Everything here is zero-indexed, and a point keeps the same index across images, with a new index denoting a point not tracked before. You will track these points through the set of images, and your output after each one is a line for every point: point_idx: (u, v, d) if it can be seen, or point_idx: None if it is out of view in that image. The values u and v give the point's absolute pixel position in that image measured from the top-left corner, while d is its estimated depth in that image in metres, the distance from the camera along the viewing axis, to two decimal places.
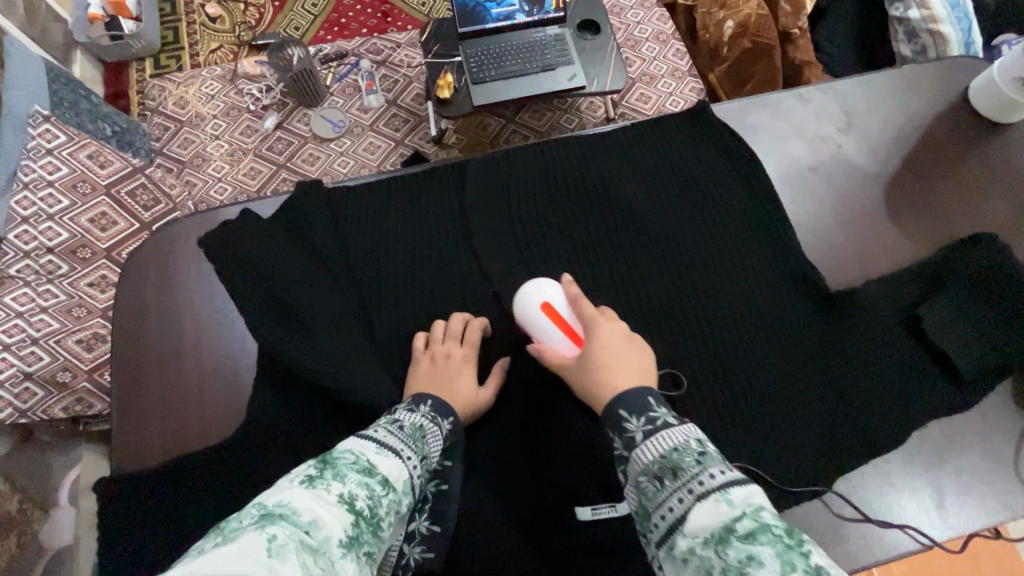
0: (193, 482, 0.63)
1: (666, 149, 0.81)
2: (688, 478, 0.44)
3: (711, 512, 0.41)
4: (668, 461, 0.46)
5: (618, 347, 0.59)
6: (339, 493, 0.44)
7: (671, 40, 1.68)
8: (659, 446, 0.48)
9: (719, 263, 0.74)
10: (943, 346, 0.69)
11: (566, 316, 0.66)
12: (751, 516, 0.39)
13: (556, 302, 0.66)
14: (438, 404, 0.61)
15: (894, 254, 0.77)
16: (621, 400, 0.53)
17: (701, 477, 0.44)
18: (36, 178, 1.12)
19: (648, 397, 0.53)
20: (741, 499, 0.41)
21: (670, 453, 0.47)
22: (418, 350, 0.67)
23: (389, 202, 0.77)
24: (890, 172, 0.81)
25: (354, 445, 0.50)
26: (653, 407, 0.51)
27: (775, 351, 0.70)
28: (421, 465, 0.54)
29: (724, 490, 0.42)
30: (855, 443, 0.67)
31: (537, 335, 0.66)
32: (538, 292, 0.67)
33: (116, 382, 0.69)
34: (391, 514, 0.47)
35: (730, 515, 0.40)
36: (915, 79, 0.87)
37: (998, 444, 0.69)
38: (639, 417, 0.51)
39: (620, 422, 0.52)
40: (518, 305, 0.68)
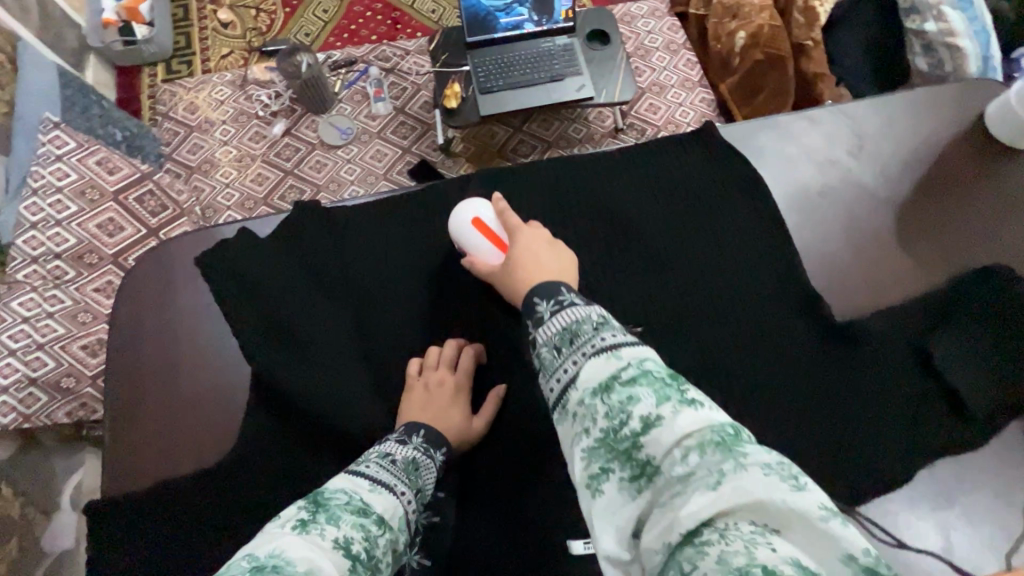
0: (184, 506, 0.62)
1: (670, 171, 0.80)
2: (585, 343, 0.47)
3: (602, 368, 0.44)
4: (569, 332, 0.49)
5: (537, 247, 0.64)
6: (333, 538, 0.43)
7: (682, 50, 1.66)
8: (564, 320, 0.50)
9: (723, 290, 0.72)
10: (954, 382, 0.67)
11: (495, 228, 0.68)
12: (635, 365, 0.43)
13: (486, 217, 0.68)
14: (431, 435, 0.60)
15: (903, 285, 0.74)
16: (536, 291, 0.55)
17: (596, 341, 0.47)
18: (45, 183, 1.14)
19: (560, 286, 0.55)
20: (628, 355, 0.44)
21: (571, 327, 0.49)
22: (412, 375, 0.67)
23: (388, 221, 0.76)
24: (901, 198, 0.79)
25: (346, 484, 0.50)
26: (562, 292, 0.54)
27: (779, 381, 0.68)
28: (416, 499, 0.54)
29: (615, 349, 0.45)
30: (859, 479, 0.65)
31: (468, 248, 0.68)
32: (468, 208, 0.68)
33: (111, 399, 0.69)
34: (388, 554, 0.47)
35: (618, 366, 0.43)
36: (929, 101, 0.84)
37: (1009, 482, 0.67)
38: (548, 300, 0.54)
39: (533, 307, 0.54)
40: (451, 224, 0.69)
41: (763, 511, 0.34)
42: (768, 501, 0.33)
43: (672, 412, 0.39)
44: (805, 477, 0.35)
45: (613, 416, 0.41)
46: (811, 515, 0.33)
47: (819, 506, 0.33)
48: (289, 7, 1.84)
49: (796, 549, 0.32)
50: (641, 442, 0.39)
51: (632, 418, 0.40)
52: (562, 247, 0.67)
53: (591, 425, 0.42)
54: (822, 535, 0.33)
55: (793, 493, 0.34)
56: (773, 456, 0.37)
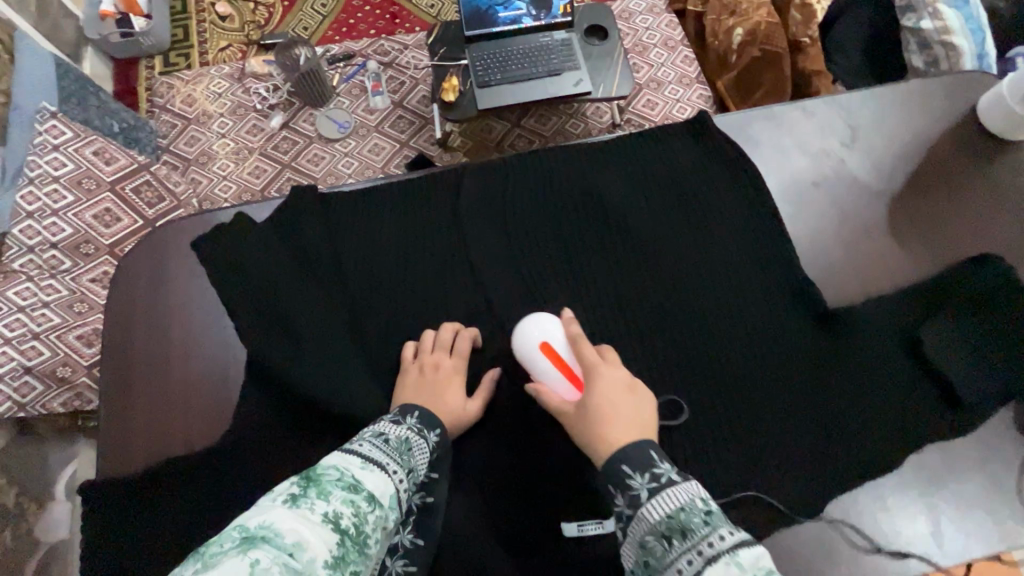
0: (179, 486, 0.63)
1: (665, 161, 0.80)
2: (698, 540, 0.44)
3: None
4: (675, 519, 0.46)
5: (618, 399, 0.56)
6: (323, 512, 0.43)
7: (679, 46, 1.67)
8: (666, 505, 0.47)
9: (715, 277, 0.73)
10: (943, 370, 0.68)
11: (566, 356, 0.64)
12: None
13: (556, 343, 0.64)
14: (425, 416, 0.61)
15: (894, 274, 0.75)
16: (622, 456, 0.52)
17: (711, 539, 0.44)
18: (41, 173, 1.13)
19: (651, 452, 0.52)
20: (748, 558, 0.41)
21: (676, 511, 0.47)
22: (408, 359, 0.67)
23: (383, 209, 0.76)
24: (893, 189, 0.80)
25: (339, 461, 0.50)
26: (656, 462, 0.51)
27: (771, 369, 0.69)
28: (408, 479, 0.54)
29: (731, 551, 0.42)
30: (849, 465, 0.66)
31: (536, 373, 0.64)
32: (538, 329, 0.65)
33: (107, 383, 0.70)
34: (377, 530, 0.47)
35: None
36: (921, 94, 0.85)
37: (996, 469, 0.68)
38: (642, 474, 0.50)
39: (624, 478, 0.50)
40: (518, 342, 0.66)
41: None
42: None
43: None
44: None
45: None
46: None
47: None
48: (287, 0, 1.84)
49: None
50: None
51: None
52: (645, 390, 0.59)
53: None
54: None
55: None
56: None
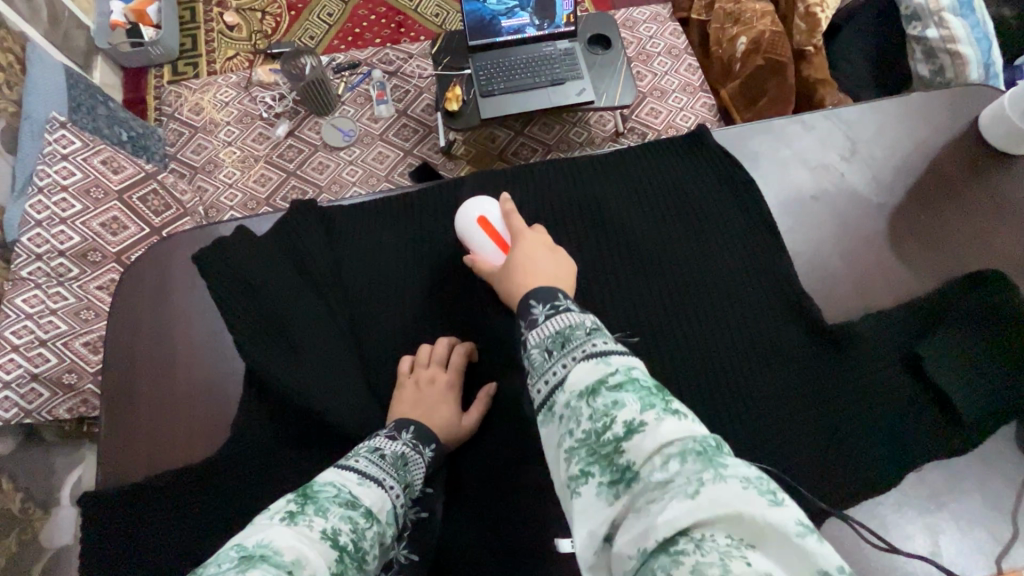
0: (176, 499, 0.63)
1: (664, 174, 0.80)
2: (575, 347, 0.47)
3: (591, 371, 0.44)
4: (561, 334, 0.49)
5: (539, 253, 0.62)
6: (321, 529, 0.44)
7: (683, 55, 1.68)
8: (557, 324, 0.50)
9: (713, 291, 0.73)
10: (945, 388, 0.67)
11: (500, 229, 0.69)
12: (623, 371, 0.43)
13: (492, 217, 0.70)
14: (420, 431, 0.61)
15: (895, 288, 0.75)
16: (532, 295, 0.54)
17: (587, 347, 0.46)
18: (50, 182, 1.15)
19: (557, 292, 0.54)
20: (617, 361, 0.44)
21: (564, 328, 0.49)
22: (402, 373, 0.67)
23: (383, 221, 0.77)
24: (893, 203, 0.79)
25: (336, 476, 0.51)
26: (559, 297, 0.53)
27: (771, 385, 0.69)
28: (404, 493, 0.55)
29: (603, 355, 0.45)
30: (849, 482, 0.65)
31: (472, 245, 0.70)
32: (476, 207, 0.70)
33: (108, 393, 0.70)
34: (375, 545, 0.48)
35: (606, 371, 0.43)
36: (922, 107, 0.85)
37: (998, 487, 0.67)
38: (545, 304, 0.53)
39: (527, 311, 0.54)
40: (458, 220, 0.71)
41: (739, 525, 0.33)
42: (747, 516, 0.33)
43: (656, 418, 0.39)
44: (783, 493, 0.35)
45: (597, 419, 0.40)
46: (787, 531, 0.32)
47: (796, 522, 0.33)
48: (294, 10, 1.86)
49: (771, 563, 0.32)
50: (622, 447, 0.39)
51: (615, 423, 0.40)
52: (565, 253, 0.65)
53: (575, 427, 0.42)
54: (796, 552, 0.32)
55: (770, 508, 0.33)
56: (753, 471, 0.37)
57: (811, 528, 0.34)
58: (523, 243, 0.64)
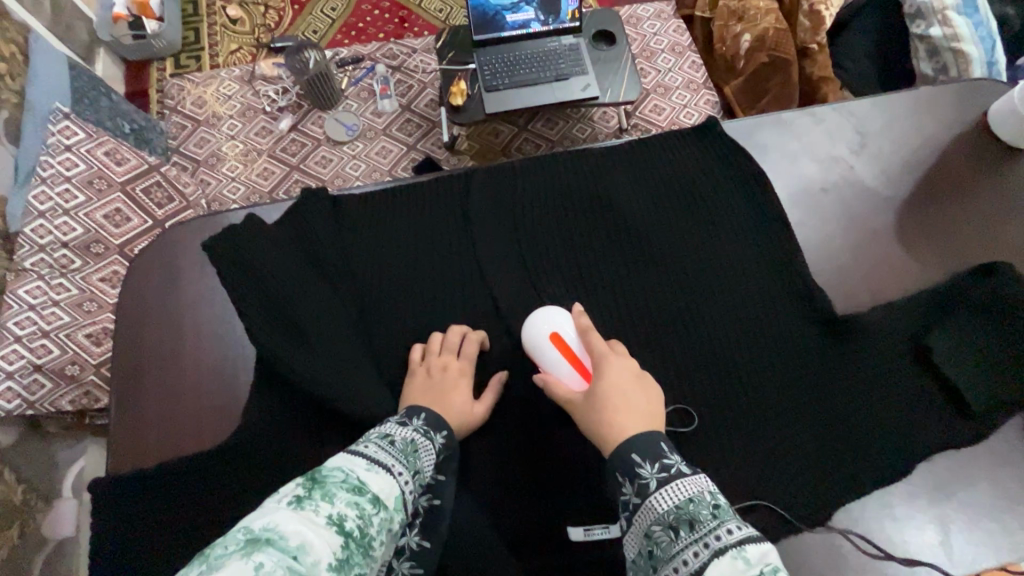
0: (185, 485, 0.63)
1: (673, 165, 0.80)
2: (705, 533, 0.46)
3: (730, 571, 0.43)
4: (684, 510, 0.48)
5: (630, 394, 0.58)
6: (327, 514, 0.43)
7: (687, 52, 1.68)
8: (675, 495, 0.49)
9: (723, 282, 0.73)
10: (952, 380, 0.67)
11: (576, 348, 0.65)
12: (768, 573, 0.42)
13: (566, 333, 0.66)
14: (431, 417, 0.61)
15: (903, 280, 0.75)
16: (636, 445, 0.53)
17: (719, 533, 0.46)
18: (54, 173, 1.15)
19: (661, 443, 0.54)
20: (756, 557, 0.43)
21: (684, 503, 0.49)
22: (415, 361, 0.67)
23: (392, 212, 0.77)
24: (902, 197, 0.80)
25: (344, 462, 0.50)
26: (665, 453, 0.52)
27: (779, 376, 0.69)
28: (413, 481, 0.54)
29: (741, 547, 0.44)
30: (857, 473, 0.65)
31: (543, 363, 0.66)
32: (548, 321, 0.67)
33: (117, 381, 0.70)
34: (381, 532, 0.47)
35: (750, 573, 0.42)
36: (930, 102, 0.85)
37: (1006, 478, 0.67)
38: (652, 464, 0.52)
39: (632, 467, 0.52)
40: (527, 332, 0.68)
41: None
42: None
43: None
44: None
45: None
46: None
47: None
48: (297, 4, 1.85)
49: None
50: None
51: None
52: (653, 381, 0.62)
53: None
54: None
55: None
56: None
57: None
58: (612, 370, 0.60)
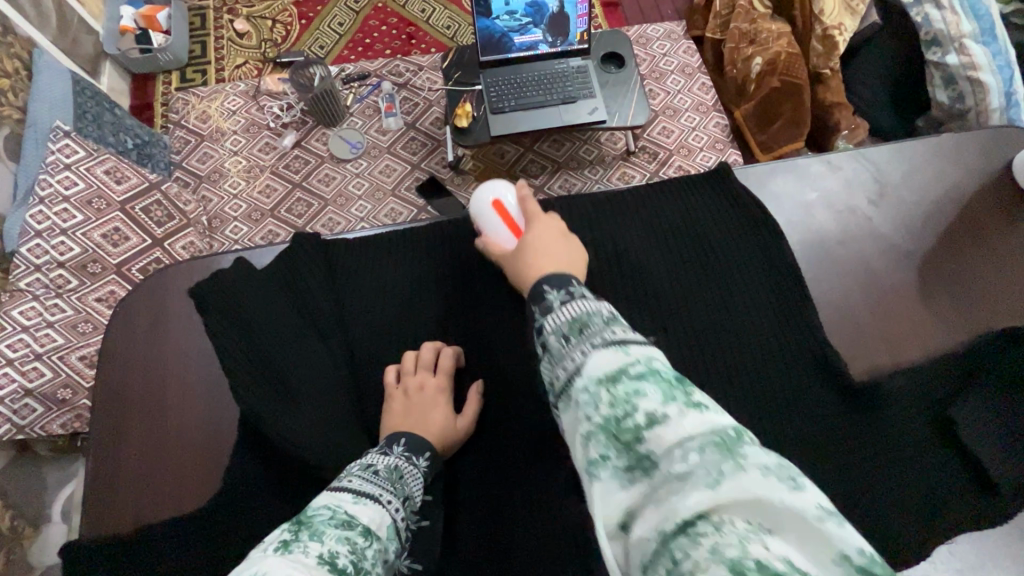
0: (162, 550, 0.59)
1: (682, 214, 0.77)
2: (593, 334, 0.41)
3: (609, 358, 0.39)
4: (577, 320, 0.44)
5: (549, 237, 0.62)
6: (318, 554, 0.42)
7: (697, 73, 1.65)
8: (570, 311, 0.45)
9: (733, 339, 0.68)
10: (978, 455, 0.62)
11: (513, 213, 0.69)
12: (644, 361, 0.38)
13: (505, 201, 0.70)
14: (412, 442, 0.59)
15: (925, 340, 0.70)
16: (548, 280, 0.51)
17: (604, 333, 0.41)
18: (52, 192, 1.12)
19: (572, 279, 0.51)
20: (638, 349, 0.39)
21: (579, 315, 0.44)
22: (390, 384, 0.65)
23: (389, 255, 0.74)
24: (923, 252, 0.76)
25: (328, 499, 0.48)
26: (574, 283, 0.50)
27: (796, 448, 0.64)
28: (403, 507, 0.53)
29: (623, 342, 0.40)
30: (876, 547, 0.60)
31: (484, 228, 0.70)
32: (490, 190, 0.71)
33: (98, 436, 0.67)
34: (377, 564, 0.46)
35: (626, 360, 0.38)
36: (954, 148, 0.81)
37: None
38: (558, 289, 0.49)
39: (542, 295, 0.49)
40: (474, 203, 0.72)
41: (762, 512, 0.29)
42: (769, 502, 0.29)
43: (679, 412, 0.34)
44: (805, 479, 0.31)
45: (616, 408, 0.35)
46: (810, 520, 0.29)
47: (815, 508, 0.29)
48: (304, 19, 1.84)
49: (796, 551, 0.28)
50: (643, 440, 0.34)
51: (637, 412, 0.34)
52: (578, 243, 0.65)
53: (590, 413, 0.36)
54: (817, 537, 0.28)
55: (793, 496, 0.30)
56: (775, 458, 0.32)
57: (835, 514, 0.30)
58: None
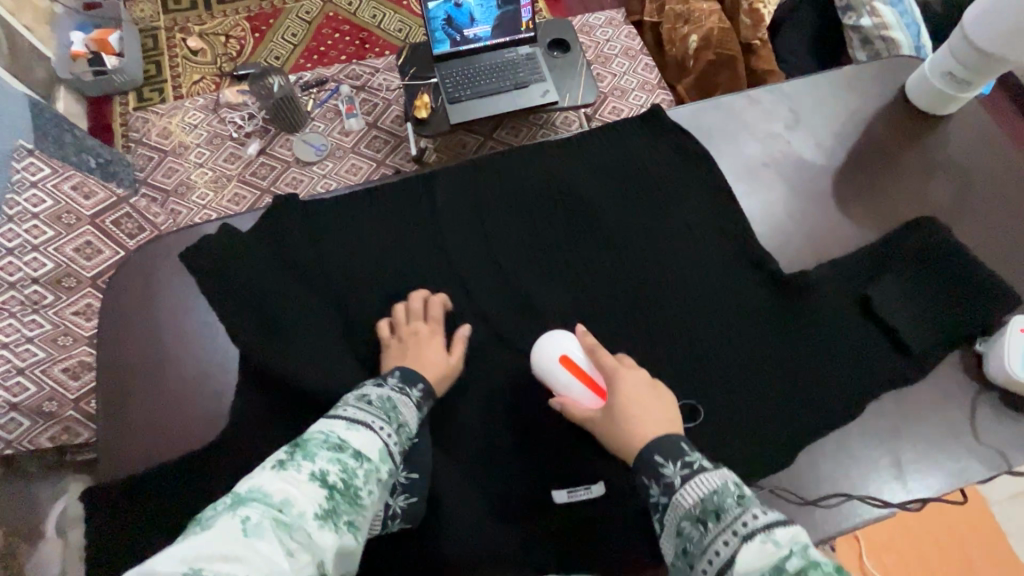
0: (177, 490, 0.65)
1: (627, 150, 0.85)
2: (731, 521, 0.49)
3: (761, 553, 0.45)
4: (709, 503, 0.51)
5: (643, 393, 0.62)
6: (310, 471, 0.48)
7: (639, 55, 1.76)
8: (696, 490, 0.52)
9: (678, 252, 0.77)
10: (893, 325, 0.73)
11: (587, 368, 0.67)
12: (798, 554, 0.44)
13: (575, 355, 0.68)
14: (405, 374, 0.64)
15: (844, 241, 0.80)
16: (655, 447, 0.57)
17: (744, 518, 0.48)
18: (20, 211, 1.09)
19: (680, 443, 0.57)
20: (784, 537, 0.46)
21: (708, 497, 0.51)
22: (385, 336, 0.71)
23: (363, 214, 0.79)
24: (837, 165, 0.86)
25: (324, 425, 0.54)
26: (686, 451, 0.56)
27: (739, 339, 0.73)
28: (396, 433, 0.58)
29: (768, 531, 0.46)
30: (816, 417, 0.69)
31: (557, 386, 0.67)
32: (557, 346, 0.68)
33: (103, 395, 0.71)
34: (369, 483, 0.52)
35: (780, 554, 0.44)
36: (856, 77, 0.93)
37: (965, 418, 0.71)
38: (675, 462, 0.55)
39: (656, 467, 0.55)
40: (537, 358, 0.68)
41: None
42: None
43: None
44: None
45: None
46: None
47: None
48: (257, 32, 1.89)
49: None
50: None
51: None
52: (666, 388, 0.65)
53: None
54: None
55: None
56: None
57: None
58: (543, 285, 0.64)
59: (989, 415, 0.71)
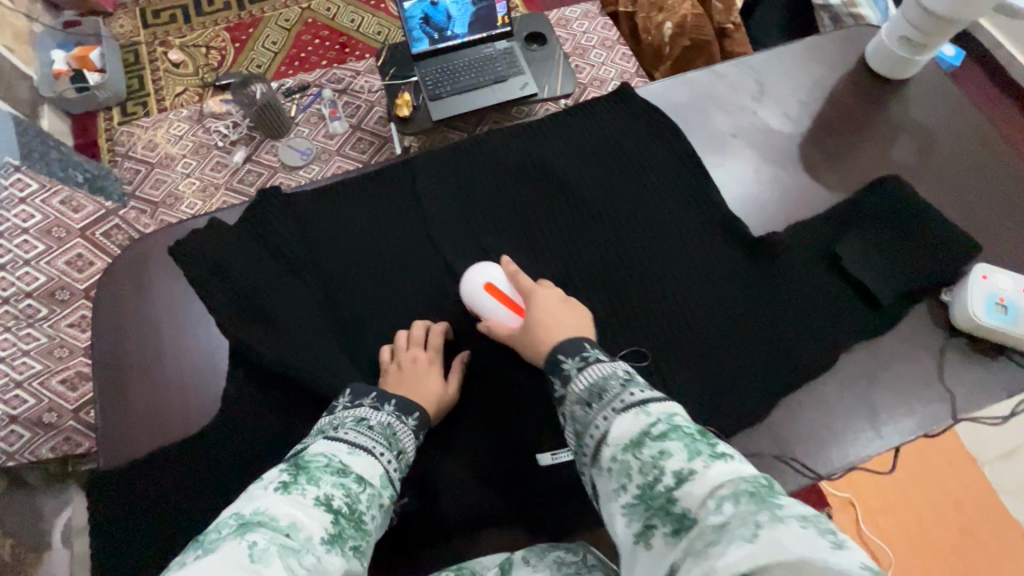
0: (179, 477, 0.67)
1: (600, 129, 0.88)
2: (611, 398, 0.54)
3: (632, 423, 0.50)
4: (596, 386, 0.56)
5: (554, 307, 0.69)
6: (315, 496, 0.48)
7: (616, 45, 1.78)
8: (589, 375, 0.57)
9: (654, 224, 0.80)
10: (863, 281, 0.75)
11: (508, 293, 0.72)
12: (665, 421, 0.49)
13: (498, 281, 0.73)
14: (402, 403, 0.63)
15: (813, 205, 0.83)
16: (560, 348, 0.63)
17: (624, 395, 0.53)
18: (10, 226, 1.13)
19: (584, 343, 0.63)
20: (658, 410, 0.50)
21: (599, 381, 0.56)
22: (385, 361, 0.71)
23: (346, 204, 0.81)
24: (804, 134, 0.89)
25: (325, 448, 0.54)
26: (587, 348, 0.62)
27: (716, 303, 0.75)
28: (396, 459, 0.58)
29: (643, 404, 0.51)
30: (793, 373, 0.72)
31: (484, 313, 0.72)
32: (480, 274, 0.73)
33: (100, 392, 0.73)
34: (372, 508, 0.52)
35: (649, 421, 0.49)
36: (819, 49, 0.95)
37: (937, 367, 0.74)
38: (574, 357, 0.61)
39: (558, 363, 0.61)
40: (464, 286, 0.74)
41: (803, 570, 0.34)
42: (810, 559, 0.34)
43: (705, 465, 0.44)
44: (844, 534, 0.37)
45: (647, 472, 0.46)
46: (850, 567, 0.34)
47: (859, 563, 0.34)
48: (237, 42, 1.91)
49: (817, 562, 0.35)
50: (674, 497, 0.44)
51: (665, 473, 0.45)
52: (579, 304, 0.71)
53: (628, 482, 0.47)
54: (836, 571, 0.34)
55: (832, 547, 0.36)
56: (809, 510, 0.40)
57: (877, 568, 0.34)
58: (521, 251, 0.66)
59: (960, 363, 0.74)
